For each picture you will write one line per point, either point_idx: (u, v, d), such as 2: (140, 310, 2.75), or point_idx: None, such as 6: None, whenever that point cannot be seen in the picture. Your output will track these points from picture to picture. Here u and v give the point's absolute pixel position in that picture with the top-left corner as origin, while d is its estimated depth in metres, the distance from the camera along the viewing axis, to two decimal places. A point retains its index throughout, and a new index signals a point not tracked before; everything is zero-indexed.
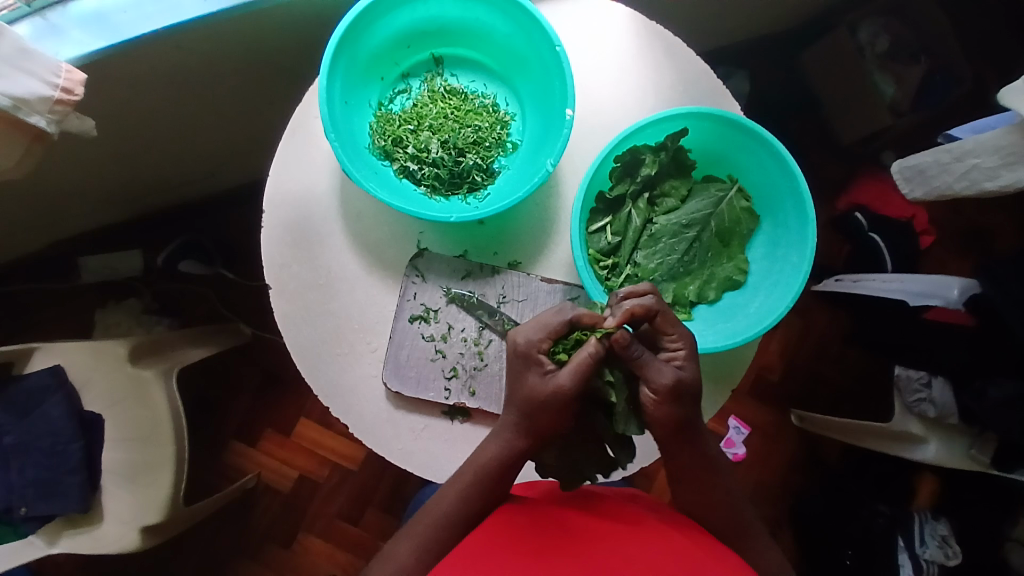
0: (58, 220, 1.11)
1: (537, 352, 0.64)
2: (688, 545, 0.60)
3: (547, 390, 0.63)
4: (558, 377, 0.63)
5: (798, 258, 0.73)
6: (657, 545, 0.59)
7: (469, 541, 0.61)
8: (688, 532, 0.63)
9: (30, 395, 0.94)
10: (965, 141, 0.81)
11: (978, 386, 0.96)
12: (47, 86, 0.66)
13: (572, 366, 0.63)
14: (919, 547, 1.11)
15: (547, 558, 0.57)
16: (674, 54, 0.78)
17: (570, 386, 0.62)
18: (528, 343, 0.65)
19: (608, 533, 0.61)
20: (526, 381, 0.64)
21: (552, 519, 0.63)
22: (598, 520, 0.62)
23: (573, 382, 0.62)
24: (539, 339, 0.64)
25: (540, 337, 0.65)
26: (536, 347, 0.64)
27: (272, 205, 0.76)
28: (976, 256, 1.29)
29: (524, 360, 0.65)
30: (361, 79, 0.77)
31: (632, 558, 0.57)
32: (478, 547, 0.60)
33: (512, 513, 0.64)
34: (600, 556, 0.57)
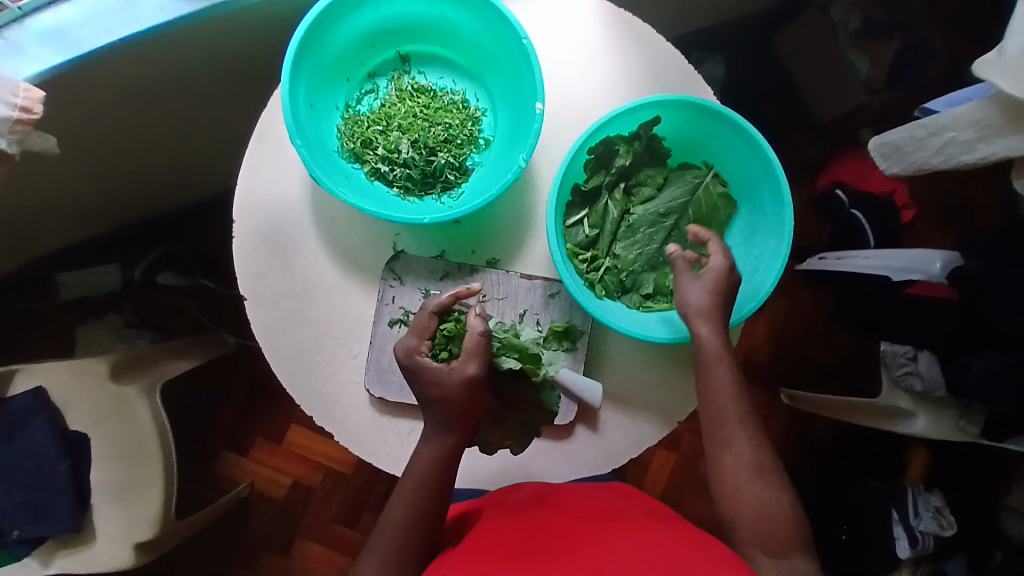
0: (31, 239, 1.09)
1: (419, 356, 0.65)
2: (674, 536, 0.60)
3: (454, 380, 0.63)
4: (460, 365, 0.64)
5: (776, 243, 0.72)
6: (641, 536, 0.59)
7: (456, 551, 0.62)
8: (670, 522, 0.63)
9: (14, 418, 0.92)
10: (940, 115, 0.80)
11: (964, 362, 0.98)
12: (6, 107, 0.65)
13: (466, 352, 0.64)
14: (913, 518, 1.12)
15: (528, 560, 0.57)
16: (644, 42, 0.77)
17: (477, 368, 0.63)
18: (410, 352, 0.65)
19: (590, 529, 0.61)
20: (429, 382, 0.64)
21: (537, 523, 0.63)
22: (581, 520, 0.63)
23: (477, 364, 0.64)
24: (417, 343, 0.66)
25: (416, 341, 0.66)
26: (417, 352, 0.65)
27: (243, 215, 0.75)
28: (957, 227, 1.30)
29: (412, 370, 0.65)
30: (327, 82, 0.75)
31: (613, 550, 0.57)
32: (464, 555, 0.60)
33: (498, 520, 0.64)
34: (582, 550, 0.57)
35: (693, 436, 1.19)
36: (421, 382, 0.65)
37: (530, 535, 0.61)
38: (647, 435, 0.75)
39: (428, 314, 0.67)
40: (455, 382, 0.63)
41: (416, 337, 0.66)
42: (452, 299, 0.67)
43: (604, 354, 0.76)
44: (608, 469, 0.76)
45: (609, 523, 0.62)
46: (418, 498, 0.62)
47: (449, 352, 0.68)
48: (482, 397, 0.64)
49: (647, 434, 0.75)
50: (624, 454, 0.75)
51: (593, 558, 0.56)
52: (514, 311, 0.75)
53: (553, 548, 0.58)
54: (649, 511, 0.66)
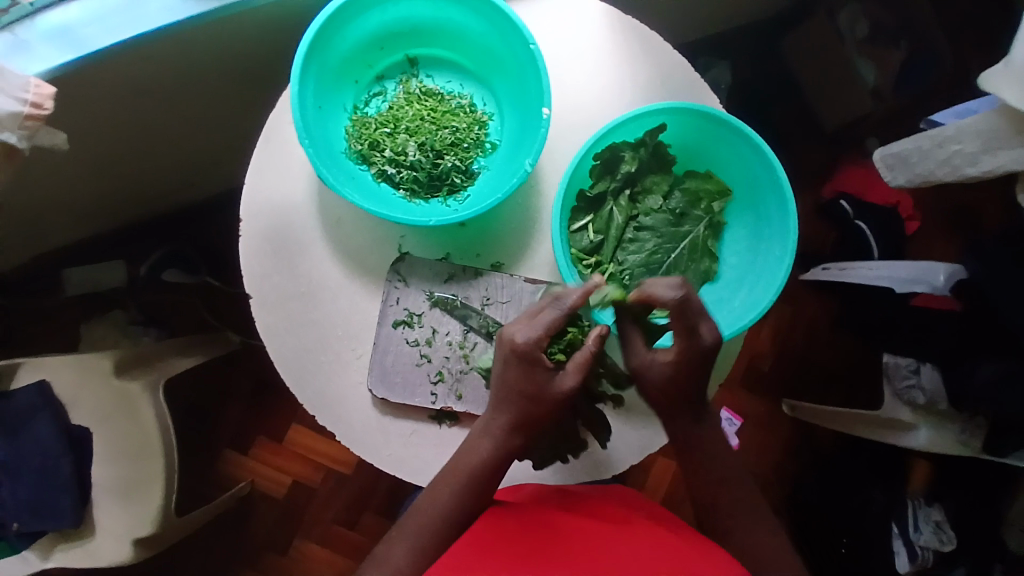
0: (39, 236, 1.10)
1: (536, 353, 0.63)
2: (678, 541, 0.60)
3: (553, 390, 0.64)
4: (564, 376, 0.64)
5: (780, 251, 0.72)
6: (645, 541, 0.59)
7: (455, 548, 0.61)
8: (675, 526, 0.64)
9: (17, 415, 0.93)
10: (945, 127, 0.81)
11: (969, 368, 0.96)
12: (16, 102, 0.66)
13: (575, 364, 0.65)
14: (914, 534, 1.13)
15: (533, 561, 0.57)
16: (650, 48, 0.78)
17: (576, 386, 0.65)
18: (529, 347, 0.63)
19: (595, 531, 0.61)
20: (529, 381, 0.64)
21: (540, 520, 0.63)
22: (585, 520, 0.63)
23: (577, 381, 0.65)
24: (538, 339, 0.63)
25: (539, 336, 0.63)
26: (536, 348, 0.63)
27: (249, 215, 0.75)
28: (963, 236, 1.30)
29: (525, 361, 0.63)
30: (335, 84, 0.76)
31: (619, 557, 0.57)
32: (466, 551, 0.60)
33: (501, 516, 0.64)
34: (587, 555, 0.57)
35: None
36: (519, 377, 0.64)
37: (535, 532, 0.61)
38: (649, 440, 0.75)
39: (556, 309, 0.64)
40: (556, 392, 0.64)
41: (541, 333, 0.63)
42: (585, 301, 0.64)
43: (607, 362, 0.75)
44: (609, 475, 0.76)
45: (613, 526, 0.62)
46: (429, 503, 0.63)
47: (562, 354, 0.71)
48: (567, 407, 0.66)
49: (651, 439, 0.75)
50: (626, 459, 0.75)
51: (599, 556, 0.57)
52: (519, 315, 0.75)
53: (557, 548, 0.59)
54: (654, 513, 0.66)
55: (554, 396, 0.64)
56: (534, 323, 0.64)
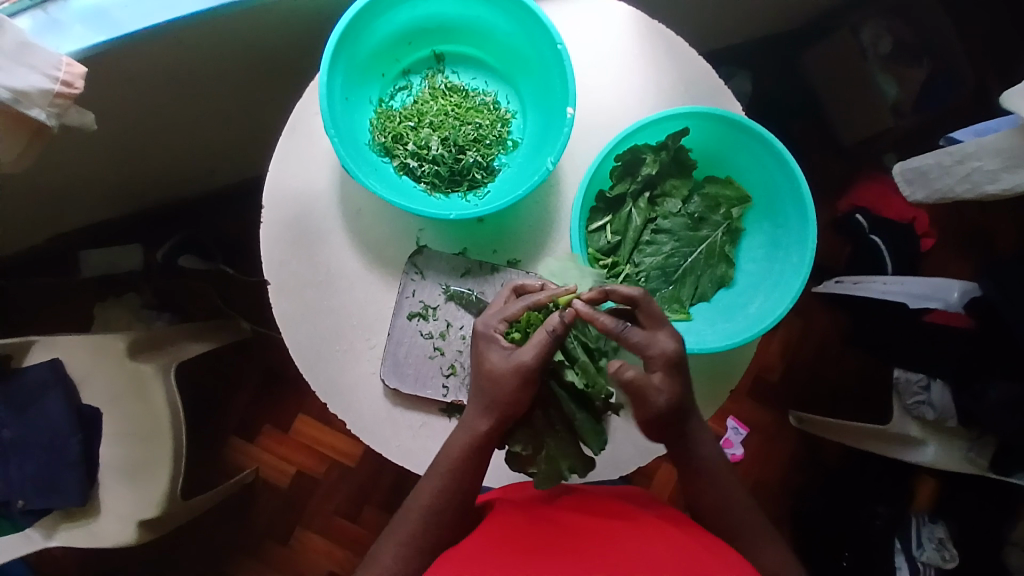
0: (58, 216, 1.11)
1: (493, 330, 0.66)
2: (687, 540, 0.59)
3: (508, 366, 0.64)
4: (520, 353, 0.64)
5: (798, 260, 0.72)
6: (653, 539, 0.59)
7: (464, 543, 0.62)
8: (684, 526, 0.63)
9: (29, 390, 0.94)
10: (965, 144, 0.81)
11: (978, 389, 0.96)
12: (47, 79, 0.66)
13: (532, 343, 0.64)
14: (916, 549, 1.13)
15: (540, 556, 0.57)
16: (676, 54, 0.78)
17: (533, 360, 0.64)
18: (487, 326, 0.66)
19: (603, 528, 0.61)
20: (487, 361, 0.65)
21: (547, 518, 0.63)
22: (593, 518, 0.63)
23: (535, 357, 0.64)
24: (497, 321, 0.66)
25: (498, 318, 0.67)
26: (494, 328, 0.66)
27: (272, 202, 0.76)
28: (977, 256, 1.29)
29: (481, 341, 0.66)
30: (362, 76, 0.77)
31: (626, 556, 0.56)
32: (474, 546, 0.60)
33: (508, 513, 0.64)
34: (595, 553, 0.57)
35: None
36: (480, 358, 0.66)
37: (541, 532, 0.61)
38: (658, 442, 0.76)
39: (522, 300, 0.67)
40: (508, 365, 0.64)
41: (500, 316, 0.66)
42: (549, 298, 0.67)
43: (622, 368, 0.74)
44: (615, 475, 0.76)
45: (622, 523, 0.62)
46: (438, 494, 0.64)
47: (521, 336, 0.69)
48: (528, 392, 0.65)
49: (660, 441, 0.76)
50: (633, 461, 0.75)
51: (607, 554, 0.57)
52: None
53: (563, 547, 0.58)
54: (662, 512, 0.65)
55: (508, 370, 0.64)
56: (500, 307, 0.68)
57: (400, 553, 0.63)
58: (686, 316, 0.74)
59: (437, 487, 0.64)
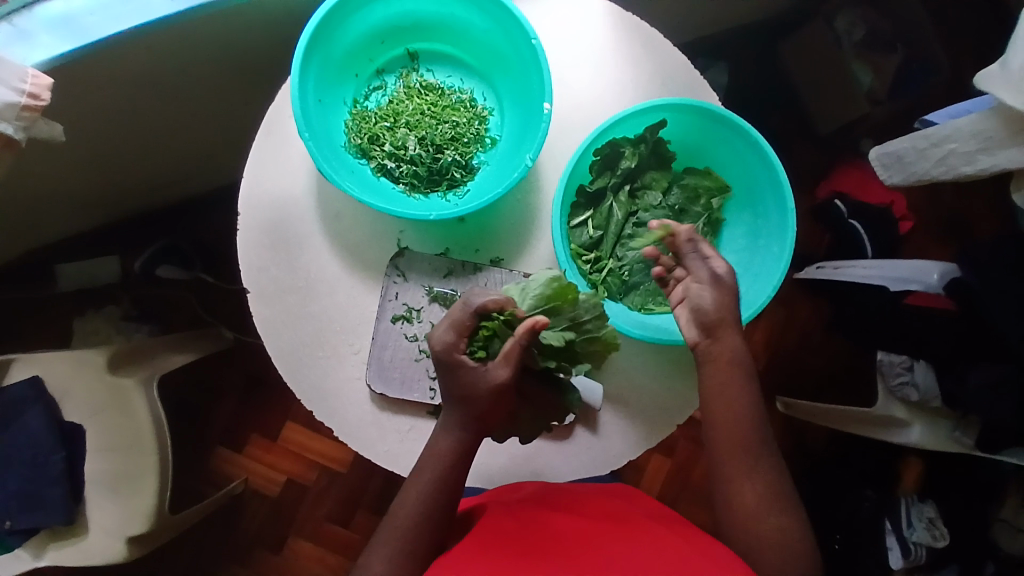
0: (28, 230, 1.08)
1: (456, 352, 0.64)
2: (680, 541, 0.59)
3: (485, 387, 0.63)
4: (494, 369, 0.64)
5: (779, 248, 0.72)
6: (645, 540, 0.59)
7: (456, 550, 0.61)
8: (676, 524, 0.63)
9: (9, 408, 0.92)
10: (941, 126, 0.81)
11: (962, 372, 0.99)
12: (13, 92, 0.65)
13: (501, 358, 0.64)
14: (907, 530, 1.14)
15: (531, 560, 0.57)
16: (652, 46, 0.78)
17: (508, 376, 0.63)
18: (445, 347, 0.64)
19: (596, 530, 0.61)
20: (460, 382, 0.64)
21: (540, 520, 0.63)
22: (586, 520, 0.63)
23: (509, 371, 0.63)
24: (452, 339, 0.64)
25: (454, 338, 0.64)
26: (453, 349, 0.64)
27: (248, 207, 0.75)
28: (954, 239, 1.31)
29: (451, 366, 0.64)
30: (335, 77, 0.75)
31: (617, 556, 0.56)
32: (468, 555, 0.60)
33: (502, 517, 0.64)
34: (586, 555, 0.57)
35: None
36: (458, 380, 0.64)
37: (536, 533, 0.61)
38: (667, 418, 0.76)
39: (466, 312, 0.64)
40: (487, 384, 0.63)
41: (452, 332, 0.64)
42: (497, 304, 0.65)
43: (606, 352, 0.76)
44: (608, 470, 0.76)
45: (616, 523, 0.62)
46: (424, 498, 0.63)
47: (484, 351, 0.66)
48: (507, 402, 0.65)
49: (647, 436, 0.76)
50: (625, 455, 0.76)
51: (596, 554, 0.56)
52: None
53: (558, 547, 0.58)
54: (656, 513, 0.66)
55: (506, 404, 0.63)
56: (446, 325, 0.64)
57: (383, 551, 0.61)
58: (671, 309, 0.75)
59: (421, 493, 0.63)
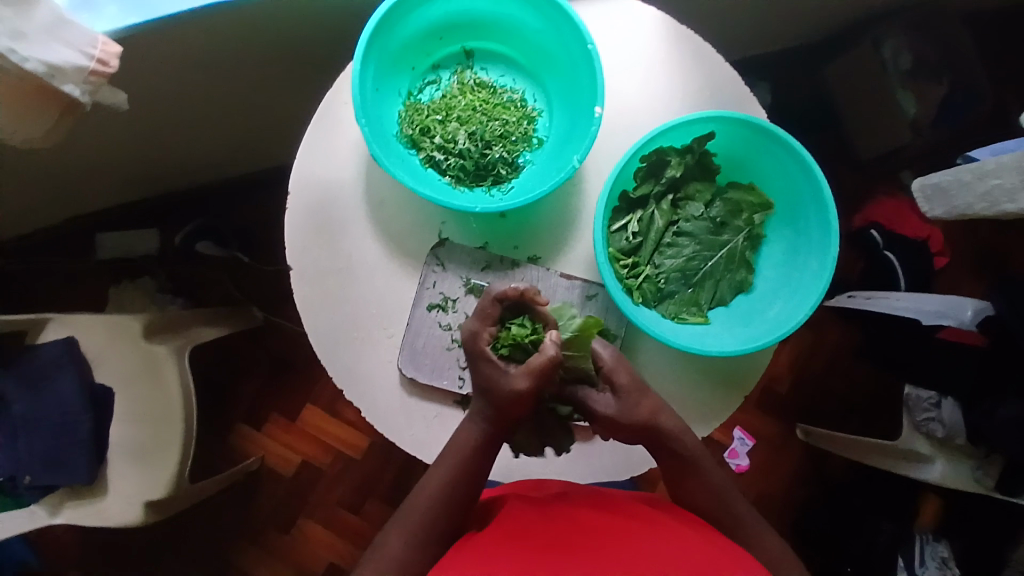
0: (76, 197, 1.11)
1: (480, 335, 0.67)
2: (698, 547, 0.59)
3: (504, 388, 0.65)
4: (516, 374, 0.65)
5: (818, 267, 0.72)
6: (662, 542, 0.59)
7: (475, 538, 0.62)
8: (700, 530, 0.63)
9: (42, 368, 0.94)
10: (986, 161, 0.81)
11: (988, 407, 0.96)
12: (83, 56, 0.66)
13: (527, 367, 0.65)
14: (919, 568, 1.12)
15: (546, 552, 0.57)
16: (705, 59, 0.79)
17: (528, 385, 0.64)
18: (473, 331, 0.68)
19: (615, 528, 0.61)
20: (483, 374, 0.66)
21: (561, 514, 0.63)
22: (606, 517, 0.63)
23: (530, 382, 0.64)
24: (481, 327, 0.68)
25: (479, 326, 0.68)
26: (478, 335, 0.68)
27: (297, 187, 0.77)
28: (989, 276, 1.29)
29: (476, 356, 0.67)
30: (392, 68, 0.77)
31: (632, 558, 0.56)
32: (486, 543, 0.60)
33: (523, 509, 0.64)
34: (601, 553, 0.57)
35: None
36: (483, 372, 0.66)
37: (556, 526, 0.61)
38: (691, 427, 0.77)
39: (492, 303, 0.68)
40: (508, 387, 0.65)
41: (480, 320, 0.68)
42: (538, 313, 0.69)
43: (634, 359, 0.77)
44: (628, 476, 0.77)
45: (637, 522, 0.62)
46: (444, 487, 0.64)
47: (507, 352, 0.69)
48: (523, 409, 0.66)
49: None
50: (646, 462, 0.76)
51: (611, 555, 0.56)
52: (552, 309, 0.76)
53: (575, 543, 0.58)
54: (679, 516, 0.65)
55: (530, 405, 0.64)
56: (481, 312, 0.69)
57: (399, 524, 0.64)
58: (704, 320, 0.75)
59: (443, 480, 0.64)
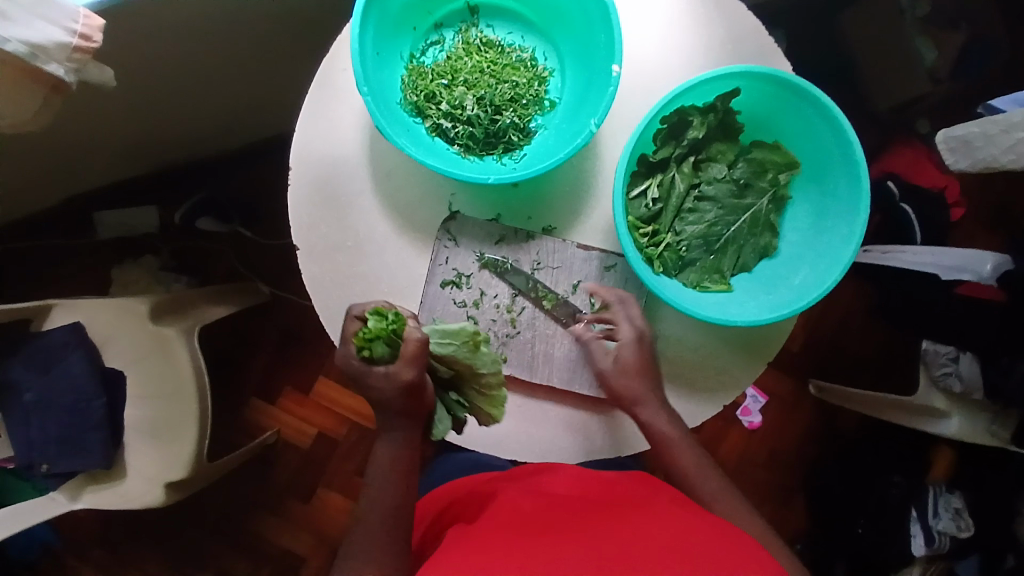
0: (70, 177, 1.08)
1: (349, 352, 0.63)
2: (701, 526, 0.57)
3: None
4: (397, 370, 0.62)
5: (848, 231, 0.69)
6: (664, 522, 0.57)
7: (469, 530, 0.60)
8: (695, 513, 0.60)
9: (51, 352, 0.93)
10: (1013, 113, 0.77)
11: (1006, 365, 0.96)
12: (65, 32, 0.62)
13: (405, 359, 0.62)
14: (933, 518, 1.11)
15: (545, 537, 0.56)
16: (727, 9, 0.74)
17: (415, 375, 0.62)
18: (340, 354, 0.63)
19: (614, 512, 0.59)
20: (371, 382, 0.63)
21: (557, 502, 0.62)
22: (606, 504, 0.61)
23: (415, 371, 0.62)
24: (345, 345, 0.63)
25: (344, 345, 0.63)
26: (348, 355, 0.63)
27: (300, 162, 0.73)
28: (1008, 226, 1.26)
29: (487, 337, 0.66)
30: (393, 29, 0.73)
31: (637, 539, 0.54)
32: (479, 535, 0.59)
33: (517, 500, 0.63)
34: (602, 536, 0.55)
35: (718, 422, 1.27)
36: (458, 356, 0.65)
37: (548, 518, 0.59)
38: (712, 398, 0.75)
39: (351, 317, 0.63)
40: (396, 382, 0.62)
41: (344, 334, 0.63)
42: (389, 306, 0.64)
43: (655, 328, 0.75)
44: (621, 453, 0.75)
45: (636, 505, 0.61)
46: None
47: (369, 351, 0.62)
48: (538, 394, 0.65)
49: (694, 412, 0.75)
50: None
51: (614, 537, 0.55)
52: (570, 282, 0.73)
53: (573, 528, 0.57)
54: (675, 499, 0.62)
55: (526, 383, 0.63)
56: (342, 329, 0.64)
57: (389, 507, 0.64)
58: (727, 287, 0.73)
59: None
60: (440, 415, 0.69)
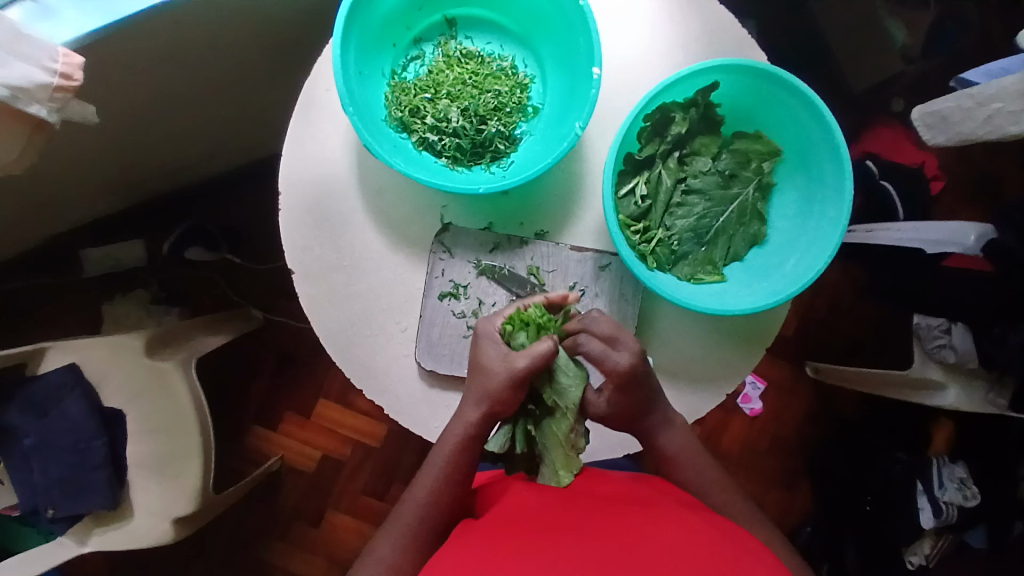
0: (53, 217, 1.07)
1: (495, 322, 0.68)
2: (706, 526, 0.56)
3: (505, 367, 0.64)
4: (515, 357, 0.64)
5: (836, 214, 0.70)
6: (672, 521, 0.56)
7: (473, 529, 0.60)
8: (698, 511, 0.59)
9: (47, 394, 0.92)
10: (986, 85, 0.79)
11: (999, 334, 0.98)
12: (45, 72, 0.62)
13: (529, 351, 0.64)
14: (938, 490, 1.11)
15: (551, 533, 0.56)
16: (701, 5, 0.75)
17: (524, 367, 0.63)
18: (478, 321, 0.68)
19: (621, 513, 0.59)
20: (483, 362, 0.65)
21: (563, 499, 0.62)
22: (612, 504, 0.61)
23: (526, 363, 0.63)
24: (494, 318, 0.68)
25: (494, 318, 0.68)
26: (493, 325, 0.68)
27: (289, 185, 0.73)
28: (987, 198, 1.29)
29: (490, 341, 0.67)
30: (373, 47, 0.73)
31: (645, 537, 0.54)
32: (482, 535, 0.58)
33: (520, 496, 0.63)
34: (612, 533, 0.55)
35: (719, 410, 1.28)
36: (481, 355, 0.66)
37: (552, 517, 0.58)
38: (714, 388, 0.76)
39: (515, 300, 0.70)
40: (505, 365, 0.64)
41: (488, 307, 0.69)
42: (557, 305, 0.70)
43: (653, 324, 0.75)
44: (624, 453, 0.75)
45: (640, 507, 0.60)
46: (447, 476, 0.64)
47: (512, 329, 0.68)
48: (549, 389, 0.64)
49: (697, 403, 0.76)
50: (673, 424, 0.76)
51: (622, 535, 0.54)
52: (567, 284, 0.74)
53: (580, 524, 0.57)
54: (680, 499, 0.62)
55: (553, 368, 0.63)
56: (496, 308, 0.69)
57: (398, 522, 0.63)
58: (721, 278, 0.74)
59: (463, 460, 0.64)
60: (508, 431, 0.68)
